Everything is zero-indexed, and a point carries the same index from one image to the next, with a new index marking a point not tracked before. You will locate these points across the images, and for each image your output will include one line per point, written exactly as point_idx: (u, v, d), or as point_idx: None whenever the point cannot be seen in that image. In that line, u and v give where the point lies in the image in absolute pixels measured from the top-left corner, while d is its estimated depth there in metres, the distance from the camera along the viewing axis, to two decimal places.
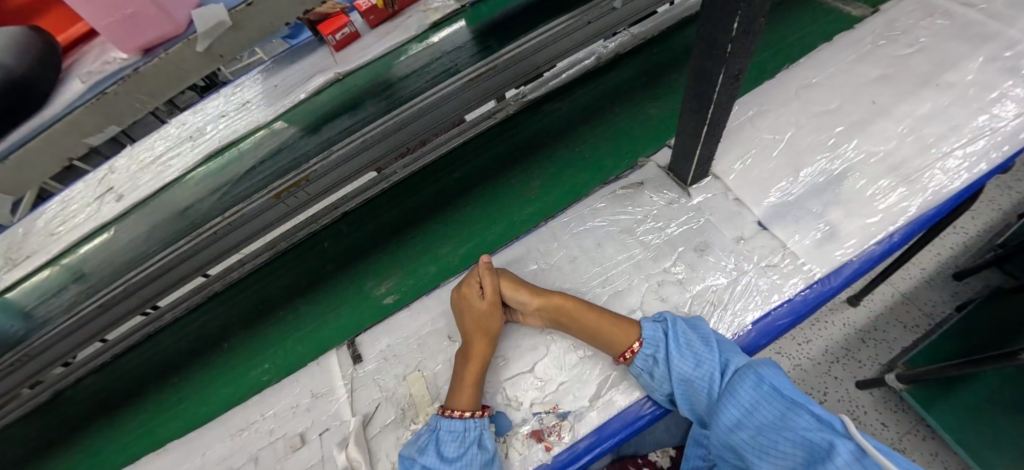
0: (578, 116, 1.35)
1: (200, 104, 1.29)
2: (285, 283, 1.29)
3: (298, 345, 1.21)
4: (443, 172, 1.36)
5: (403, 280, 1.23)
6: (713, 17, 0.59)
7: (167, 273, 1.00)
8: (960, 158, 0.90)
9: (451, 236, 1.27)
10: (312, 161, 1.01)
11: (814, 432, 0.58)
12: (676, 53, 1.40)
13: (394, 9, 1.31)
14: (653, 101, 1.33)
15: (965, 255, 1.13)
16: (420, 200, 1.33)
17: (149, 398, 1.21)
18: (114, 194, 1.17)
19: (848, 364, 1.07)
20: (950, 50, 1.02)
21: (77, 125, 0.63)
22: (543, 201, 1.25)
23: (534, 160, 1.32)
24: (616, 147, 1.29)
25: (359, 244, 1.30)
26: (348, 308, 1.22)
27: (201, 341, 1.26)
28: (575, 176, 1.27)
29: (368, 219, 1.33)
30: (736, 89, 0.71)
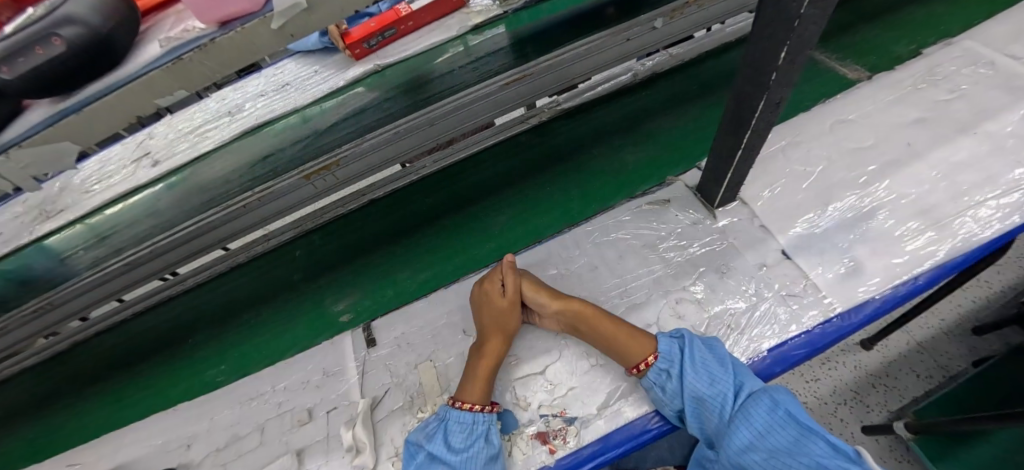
0: (591, 137, 1.37)
1: (240, 83, 1.35)
2: (251, 286, 1.30)
3: (255, 349, 1.19)
4: (421, 193, 1.36)
5: (361, 300, 1.21)
6: (759, 44, 0.60)
7: (194, 240, 1.03)
8: (993, 208, 0.89)
9: (414, 260, 1.25)
10: (345, 146, 1.03)
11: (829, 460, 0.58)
12: (693, 84, 1.41)
13: (428, 19, 1.26)
14: (632, 146, 1.33)
15: (987, 310, 1.11)
16: (427, 204, 1.34)
17: (148, 364, 1.22)
18: (151, 160, 1.23)
19: (855, 408, 1.06)
20: (992, 99, 1.02)
21: (128, 98, 0.54)
22: (504, 238, 1.24)
23: (506, 195, 1.31)
24: (587, 190, 1.28)
25: (331, 257, 1.30)
26: (303, 324, 1.20)
27: (197, 320, 1.27)
28: (542, 217, 1.26)
29: (376, 218, 1.35)
30: (775, 117, 0.71)
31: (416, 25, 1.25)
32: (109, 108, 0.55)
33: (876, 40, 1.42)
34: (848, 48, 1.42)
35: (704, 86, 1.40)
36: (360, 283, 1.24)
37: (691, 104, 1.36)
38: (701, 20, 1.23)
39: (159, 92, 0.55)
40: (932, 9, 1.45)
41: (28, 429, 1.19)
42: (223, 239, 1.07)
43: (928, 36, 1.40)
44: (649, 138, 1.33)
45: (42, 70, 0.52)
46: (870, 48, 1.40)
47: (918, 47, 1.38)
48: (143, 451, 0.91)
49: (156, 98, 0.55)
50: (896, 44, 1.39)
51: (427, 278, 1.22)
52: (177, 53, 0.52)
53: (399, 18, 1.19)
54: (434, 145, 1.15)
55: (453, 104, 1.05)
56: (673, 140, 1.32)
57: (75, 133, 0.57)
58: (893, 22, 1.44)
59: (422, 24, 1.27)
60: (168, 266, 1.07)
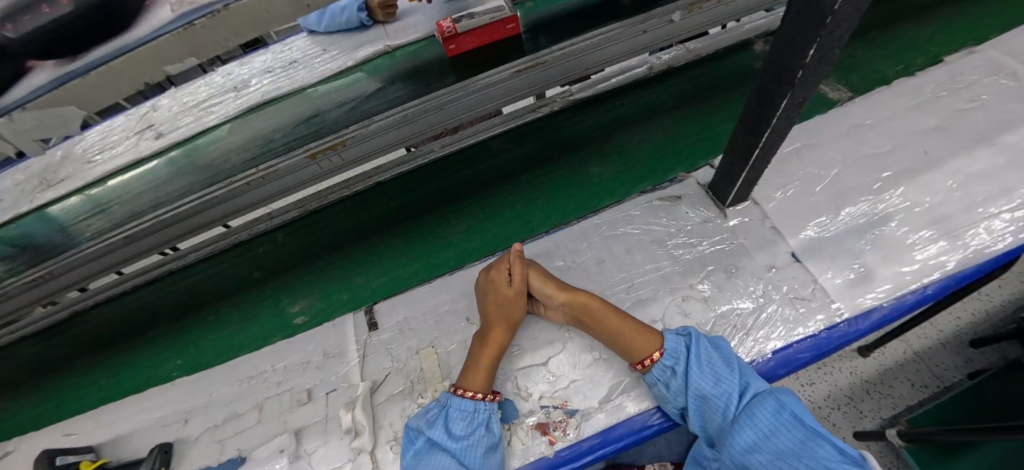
0: (569, 143, 1.32)
1: (247, 58, 1.34)
2: (212, 281, 1.25)
3: (209, 348, 1.15)
4: (385, 196, 1.31)
5: (317, 302, 1.17)
6: (788, 38, 0.58)
7: (194, 216, 1.02)
8: (1007, 221, 0.88)
9: (370, 265, 1.21)
10: (352, 127, 1.01)
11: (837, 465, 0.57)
12: (697, 85, 1.36)
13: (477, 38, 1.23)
14: (598, 160, 1.28)
15: (986, 323, 1.11)
16: (411, 199, 1.30)
17: (138, 341, 1.19)
18: (153, 132, 1.25)
19: (848, 413, 1.07)
20: (1013, 110, 1.00)
21: (139, 64, 0.53)
22: (460, 248, 1.20)
23: (467, 204, 1.27)
24: (548, 203, 1.23)
25: (283, 258, 1.26)
26: (258, 324, 1.16)
27: (185, 302, 1.23)
28: (501, 227, 1.22)
29: (372, 203, 1.31)
30: (796, 117, 0.70)
31: (459, 49, 1.21)
32: (118, 73, 0.53)
33: (879, 51, 1.33)
34: (874, 46, 1.33)
35: (680, 98, 1.35)
36: (318, 284, 1.20)
37: (697, 105, 1.32)
38: (719, 17, 1.21)
39: (170, 59, 0.54)
40: (973, 9, 1.36)
41: (15, 400, 1.16)
42: (224, 216, 1.05)
43: (916, 57, 1.30)
44: (619, 151, 1.29)
45: (48, 29, 0.48)
46: (900, 49, 1.32)
47: (904, 68, 1.28)
48: (141, 423, 0.91)
49: (165, 65, 0.54)
50: (880, 64, 1.30)
51: (381, 284, 1.18)
52: (189, 19, 0.50)
53: (443, 38, 1.16)
54: (442, 130, 1.14)
55: (464, 89, 1.03)
56: (642, 157, 1.27)
57: (79, 98, 0.55)
58: (878, 41, 1.35)
59: (467, 50, 1.23)
60: (167, 241, 1.06)
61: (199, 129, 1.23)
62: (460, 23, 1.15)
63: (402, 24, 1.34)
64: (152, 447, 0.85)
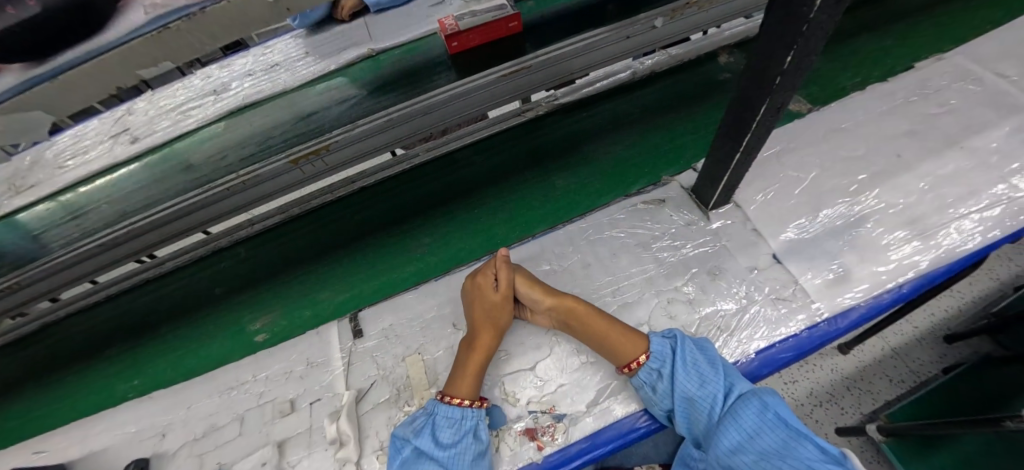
0: (542, 153, 1.32)
1: (227, 61, 1.32)
2: (177, 295, 1.22)
3: (168, 368, 1.12)
4: (351, 209, 1.29)
5: (279, 319, 1.16)
6: (766, 45, 0.60)
7: (171, 223, 0.99)
8: (976, 221, 0.91)
9: (332, 281, 1.19)
10: (336, 131, 1.00)
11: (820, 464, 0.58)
12: (664, 97, 1.37)
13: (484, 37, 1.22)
14: (562, 172, 1.28)
15: (958, 319, 1.15)
16: (380, 211, 1.28)
17: (111, 355, 1.15)
18: (129, 136, 1.22)
19: (830, 410, 1.09)
20: (979, 115, 1.04)
21: (112, 67, 0.52)
22: (424, 262, 1.19)
23: (431, 217, 1.26)
24: (512, 217, 1.23)
25: (243, 275, 1.23)
26: (220, 340, 1.14)
27: (152, 315, 1.20)
28: (465, 241, 1.21)
29: (340, 216, 1.29)
30: (776, 123, 0.71)
31: (462, 46, 1.22)
32: (90, 78, 0.52)
33: (852, 59, 1.36)
34: (847, 54, 1.38)
35: (646, 110, 1.36)
36: (281, 301, 1.18)
37: (667, 116, 1.33)
38: (700, 22, 1.22)
39: (144, 63, 0.53)
40: (941, 16, 1.41)
41: None
42: (204, 222, 1.03)
43: (887, 64, 1.34)
44: (582, 164, 1.29)
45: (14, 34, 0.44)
46: (871, 56, 1.36)
47: (862, 80, 1.33)
48: (117, 439, 0.88)
49: (139, 68, 0.54)
50: (840, 76, 1.34)
51: (346, 299, 1.16)
52: (164, 22, 0.51)
53: (444, 34, 1.17)
54: (429, 134, 1.13)
55: (450, 94, 1.02)
56: (607, 168, 1.28)
57: (44, 106, 0.54)
58: (850, 49, 1.39)
59: (470, 48, 1.24)
60: (144, 249, 1.03)
61: (181, 131, 1.21)
62: (461, 20, 1.16)
63: (386, 28, 1.34)
64: (128, 462, 0.82)
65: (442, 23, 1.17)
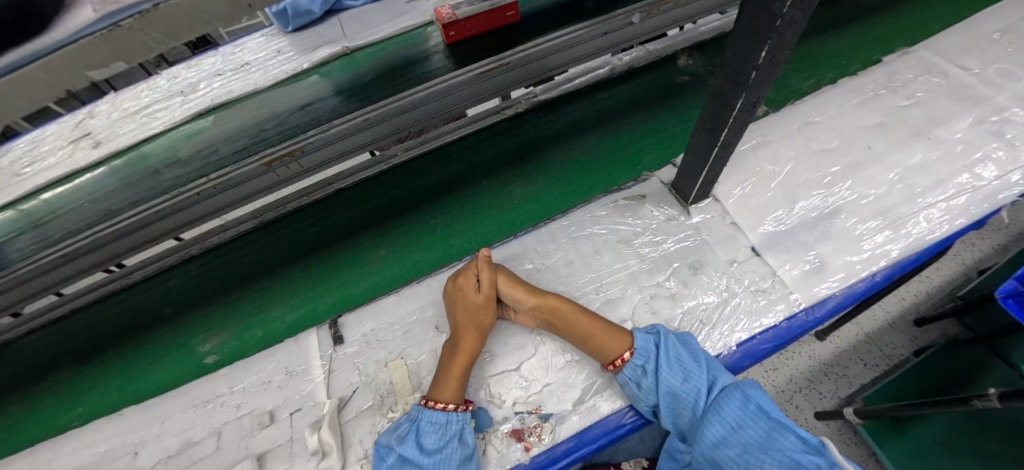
0: (513, 154, 1.29)
1: (195, 60, 1.29)
2: (128, 313, 1.15)
3: (117, 393, 1.06)
4: (307, 220, 1.23)
5: (230, 340, 1.09)
6: (741, 42, 0.60)
7: (140, 231, 0.95)
8: (943, 210, 0.94)
9: (286, 298, 1.14)
10: (310, 133, 0.97)
11: (801, 453, 0.59)
12: (622, 101, 1.35)
13: (483, 26, 1.22)
14: (521, 179, 1.25)
15: (927, 303, 1.19)
16: (343, 220, 1.23)
17: (63, 377, 1.08)
18: (91, 141, 1.18)
19: (809, 395, 1.12)
20: (944, 107, 1.08)
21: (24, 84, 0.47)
22: (380, 275, 1.14)
23: (387, 228, 1.21)
24: (471, 226, 1.19)
25: (193, 294, 1.16)
26: (168, 364, 1.07)
27: (106, 334, 1.13)
28: (422, 253, 1.17)
29: (296, 228, 1.23)
30: (752, 117, 0.72)
31: (460, 35, 1.22)
32: (32, 81, 0.47)
33: (823, 53, 1.39)
34: (819, 48, 1.40)
35: (604, 114, 1.34)
36: (231, 322, 1.11)
37: (627, 119, 1.31)
38: (678, 17, 1.23)
39: (93, 64, 0.48)
40: (907, 10, 1.45)
41: None
42: (176, 228, 0.99)
43: (857, 58, 1.37)
44: (540, 170, 1.26)
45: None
46: (842, 50, 1.39)
47: (815, 83, 1.34)
48: (85, 459, 0.84)
49: (89, 69, 0.49)
50: (795, 78, 1.35)
51: (296, 320, 1.10)
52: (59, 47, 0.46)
53: (441, 23, 1.18)
54: (407, 133, 1.11)
55: (427, 92, 1.00)
56: (564, 173, 1.25)
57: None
58: (822, 43, 1.41)
59: (467, 37, 1.24)
60: (113, 258, 0.99)
61: (147, 134, 1.17)
62: (458, 9, 1.17)
63: (361, 26, 1.31)
64: None
65: (439, 14, 1.18)
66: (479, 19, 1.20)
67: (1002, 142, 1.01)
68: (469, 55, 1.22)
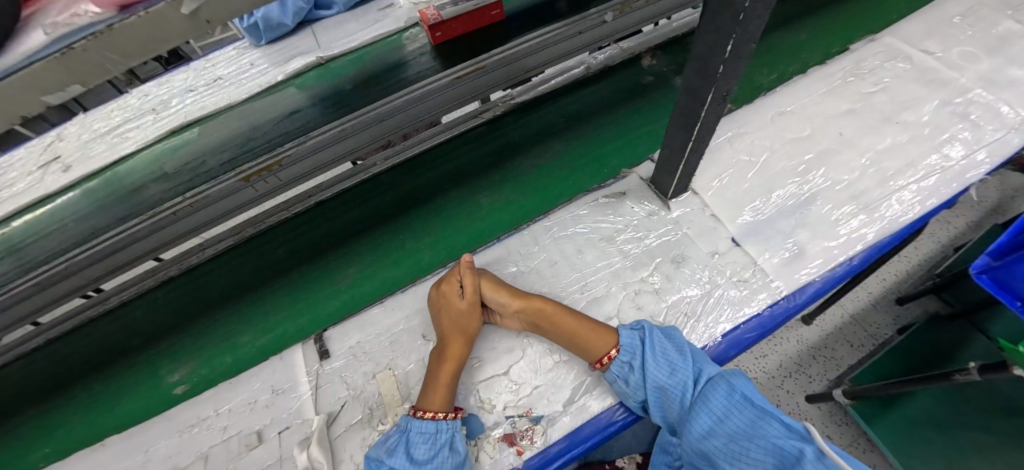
0: (485, 162, 1.27)
1: (166, 76, 1.28)
2: (93, 347, 1.08)
3: (86, 431, 0.98)
4: (281, 238, 1.18)
5: (199, 369, 1.03)
6: (707, 38, 0.61)
7: (122, 252, 0.93)
8: (914, 191, 0.96)
9: (254, 322, 1.08)
10: (287, 145, 0.96)
11: (784, 440, 0.59)
12: (586, 105, 1.34)
13: (471, 26, 1.20)
14: (489, 190, 1.22)
15: (908, 282, 1.21)
16: (317, 236, 1.18)
17: (26, 416, 1.01)
18: (61, 164, 1.15)
19: (799, 379, 1.14)
20: (910, 91, 1.10)
21: None
22: (350, 294, 1.10)
23: (355, 247, 1.16)
24: (440, 240, 1.16)
25: (159, 324, 1.10)
26: (136, 397, 1.00)
27: (75, 368, 1.06)
28: (390, 271, 1.13)
29: (267, 249, 1.18)
30: (723, 110, 0.73)
31: (446, 36, 1.19)
32: None
33: (794, 43, 1.40)
34: (789, 38, 1.42)
35: (571, 118, 1.32)
36: (201, 348, 1.05)
37: (592, 122, 1.31)
38: (650, 14, 1.24)
39: (47, 88, 0.46)
40: None
41: None
42: (155, 249, 0.97)
43: (828, 46, 1.39)
44: (509, 179, 1.23)
45: None
46: (812, 39, 1.41)
47: (777, 77, 1.35)
48: None
49: (43, 94, 0.47)
50: (758, 74, 1.36)
51: (264, 345, 1.05)
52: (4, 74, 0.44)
53: (427, 24, 1.16)
54: (387, 141, 1.10)
55: (404, 99, 0.99)
56: (532, 181, 1.23)
57: None
58: (792, 32, 1.43)
59: (455, 37, 1.21)
60: (88, 284, 0.97)
61: (119, 154, 1.15)
62: (443, 9, 1.15)
63: (335, 35, 1.30)
64: None
65: (425, 15, 1.17)
66: (466, 17, 1.17)
67: (967, 123, 1.04)
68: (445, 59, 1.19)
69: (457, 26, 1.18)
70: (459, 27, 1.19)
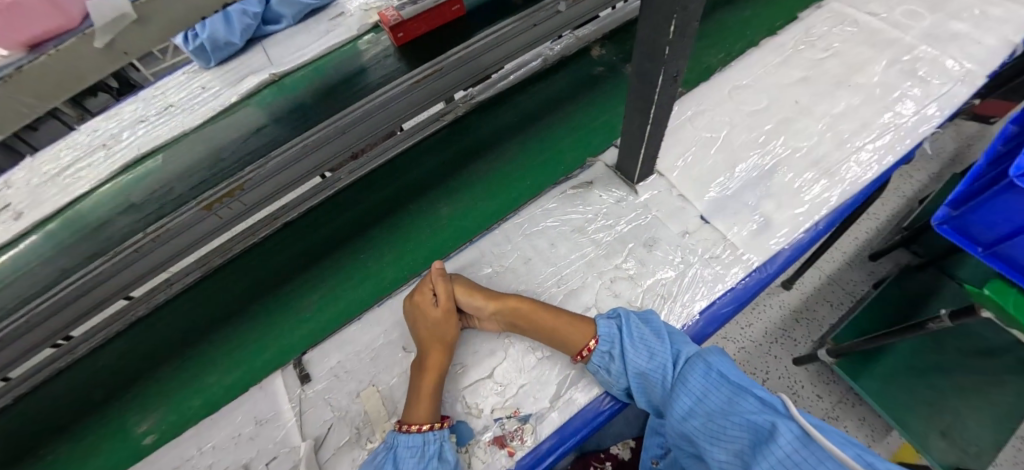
0: (443, 170, 1.24)
1: (115, 109, 1.24)
2: (55, 403, 1.02)
3: None
4: (251, 263, 1.15)
5: (167, 416, 0.98)
6: (650, 21, 0.61)
7: (85, 297, 0.87)
8: (871, 151, 0.98)
9: (219, 361, 1.04)
10: (245, 169, 0.92)
11: (756, 414, 0.58)
12: (540, 102, 1.34)
13: (434, 24, 1.15)
14: (446, 198, 1.20)
15: (878, 237, 1.25)
16: (280, 262, 1.14)
17: None
18: (13, 212, 1.10)
19: (785, 343, 1.17)
20: (859, 53, 1.13)
21: None
22: (313, 324, 1.06)
23: (315, 273, 1.12)
24: (399, 256, 1.13)
25: (120, 375, 1.04)
26: (104, 454, 0.95)
27: (42, 425, 1.00)
28: (353, 292, 1.10)
29: (235, 279, 1.13)
30: (675, 90, 0.73)
31: (408, 37, 1.15)
32: None
33: (747, 15, 1.41)
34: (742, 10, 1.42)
35: (524, 117, 1.32)
36: (166, 394, 1.00)
37: (546, 119, 1.30)
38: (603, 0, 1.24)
39: None
40: None
41: None
42: (122, 289, 0.91)
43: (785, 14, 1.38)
44: (465, 186, 1.22)
45: None
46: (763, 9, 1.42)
47: (725, 56, 1.35)
48: None
49: None
50: (705, 55, 1.36)
51: (231, 385, 1.01)
52: None
53: (388, 27, 1.11)
54: (351, 153, 1.08)
55: (363, 109, 0.97)
56: (489, 186, 1.21)
57: None
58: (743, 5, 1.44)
59: (417, 37, 1.17)
60: (58, 331, 0.91)
61: (73, 195, 1.10)
62: (402, 9, 1.10)
63: (285, 50, 1.27)
64: None
65: (384, 16, 1.11)
66: (428, 16, 1.13)
67: (916, 79, 1.06)
68: (401, 64, 1.15)
69: (419, 26, 1.14)
70: (421, 27, 1.15)
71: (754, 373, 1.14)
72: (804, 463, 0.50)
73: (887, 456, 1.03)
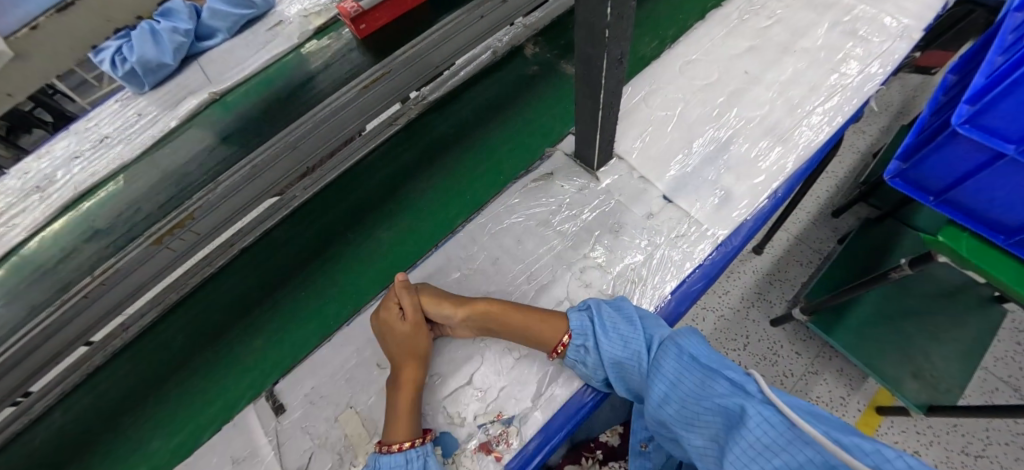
0: (382, 191, 1.20)
1: (46, 147, 1.14)
2: None
3: None
4: (213, 295, 1.10)
5: None
6: (587, 5, 0.59)
7: (32, 355, 0.79)
8: (821, 114, 1.00)
9: (169, 421, 0.98)
10: (194, 195, 0.82)
11: (726, 397, 0.58)
12: (477, 108, 1.31)
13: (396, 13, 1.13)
14: (386, 222, 1.16)
15: (839, 195, 1.28)
16: (229, 297, 1.10)
17: None
18: None
19: (762, 306, 1.19)
20: (802, 18, 1.14)
21: None
22: (258, 372, 1.01)
23: (257, 317, 1.07)
24: (341, 288, 1.09)
25: (75, 437, 0.98)
26: None
27: None
28: (298, 333, 1.05)
29: (193, 320, 1.08)
30: (622, 73, 0.72)
31: (371, 28, 1.12)
32: None
33: None
34: None
35: (460, 128, 1.28)
36: (117, 461, 0.94)
37: (484, 127, 1.28)
38: None
39: None
40: None
41: None
42: (82, 333, 0.84)
43: None
44: (404, 208, 1.18)
45: None
46: None
47: (658, 43, 1.35)
48: None
49: None
50: (641, 44, 1.35)
51: (183, 440, 0.95)
52: None
53: (348, 18, 1.08)
54: (304, 168, 1.04)
55: (313, 119, 0.92)
56: (429, 205, 1.18)
57: None
58: None
59: (379, 29, 1.14)
60: (16, 389, 0.84)
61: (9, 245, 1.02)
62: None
63: (224, 65, 1.19)
64: None
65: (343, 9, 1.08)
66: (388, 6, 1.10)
67: (857, 39, 1.08)
68: (358, 62, 1.13)
69: (380, 18, 1.12)
70: (383, 18, 1.12)
71: (736, 340, 1.16)
72: (773, 445, 0.50)
73: (866, 404, 1.07)
